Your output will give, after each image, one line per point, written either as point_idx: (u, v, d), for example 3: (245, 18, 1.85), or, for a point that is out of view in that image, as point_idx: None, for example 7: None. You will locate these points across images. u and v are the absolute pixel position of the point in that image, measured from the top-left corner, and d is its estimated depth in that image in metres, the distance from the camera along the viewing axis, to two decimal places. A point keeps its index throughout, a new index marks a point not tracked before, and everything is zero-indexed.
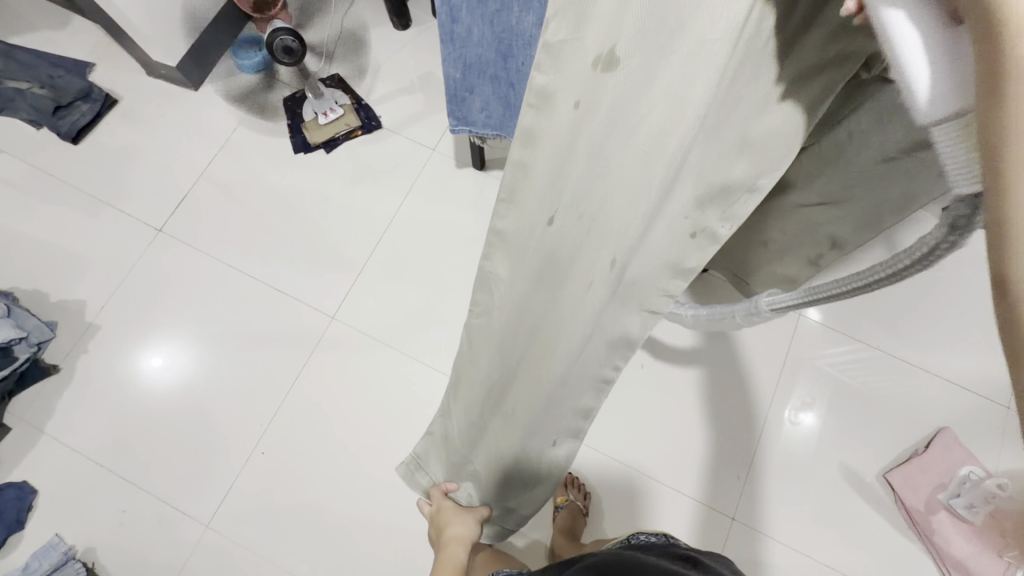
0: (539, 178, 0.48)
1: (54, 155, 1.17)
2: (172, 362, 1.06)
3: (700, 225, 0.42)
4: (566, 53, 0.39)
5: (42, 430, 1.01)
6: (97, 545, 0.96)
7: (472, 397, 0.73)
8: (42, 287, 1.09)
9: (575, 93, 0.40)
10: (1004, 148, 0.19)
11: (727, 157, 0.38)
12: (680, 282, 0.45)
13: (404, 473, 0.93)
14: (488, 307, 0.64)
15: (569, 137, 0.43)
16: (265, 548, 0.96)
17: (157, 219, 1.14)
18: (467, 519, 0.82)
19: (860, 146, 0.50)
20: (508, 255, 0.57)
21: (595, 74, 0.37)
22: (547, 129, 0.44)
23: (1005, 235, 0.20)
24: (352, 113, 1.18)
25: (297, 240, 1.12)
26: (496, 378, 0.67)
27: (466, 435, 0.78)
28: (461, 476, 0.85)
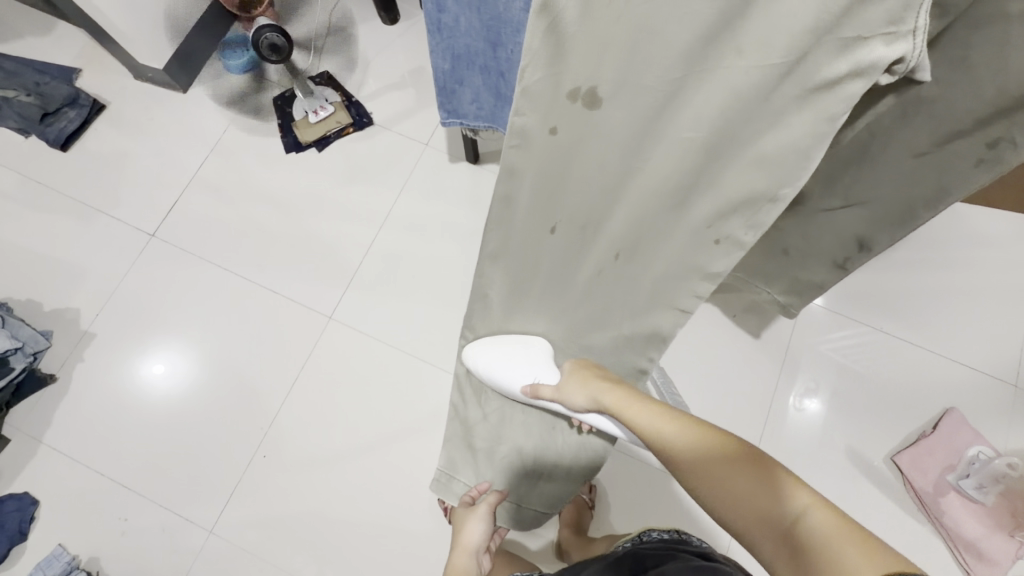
0: (523, 205, 0.60)
1: (43, 163, 1.16)
2: (173, 369, 1.05)
3: (723, 233, 0.55)
4: (548, 96, 0.49)
5: (42, 441, 1.00)
6: (100, 554, 0.95)
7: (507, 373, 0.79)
8: (35, 297, 1.08)
9: (550, 122, 0.51)
10: (684, 474, 0.47)
11: (747, 169, 0.49)
12: (705, 284, 0.60)
13: (437, 488, 0.87)
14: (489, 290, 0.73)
15: (554, 158, 0.54)
16: (270, 552, 0.95)
17: (149, 225, 1.12)
18: (475, 520, 0.76)
19: (888, 142, 0.51)
20: (501, 266, 0.68)
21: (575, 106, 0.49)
22: (525, 160, 0.54)
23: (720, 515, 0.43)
24: (343, 110, 1.16)
25: (291, 241, 1.11)
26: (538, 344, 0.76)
27: (497, 414, 0.82)
28: (486, 467, 0.84)
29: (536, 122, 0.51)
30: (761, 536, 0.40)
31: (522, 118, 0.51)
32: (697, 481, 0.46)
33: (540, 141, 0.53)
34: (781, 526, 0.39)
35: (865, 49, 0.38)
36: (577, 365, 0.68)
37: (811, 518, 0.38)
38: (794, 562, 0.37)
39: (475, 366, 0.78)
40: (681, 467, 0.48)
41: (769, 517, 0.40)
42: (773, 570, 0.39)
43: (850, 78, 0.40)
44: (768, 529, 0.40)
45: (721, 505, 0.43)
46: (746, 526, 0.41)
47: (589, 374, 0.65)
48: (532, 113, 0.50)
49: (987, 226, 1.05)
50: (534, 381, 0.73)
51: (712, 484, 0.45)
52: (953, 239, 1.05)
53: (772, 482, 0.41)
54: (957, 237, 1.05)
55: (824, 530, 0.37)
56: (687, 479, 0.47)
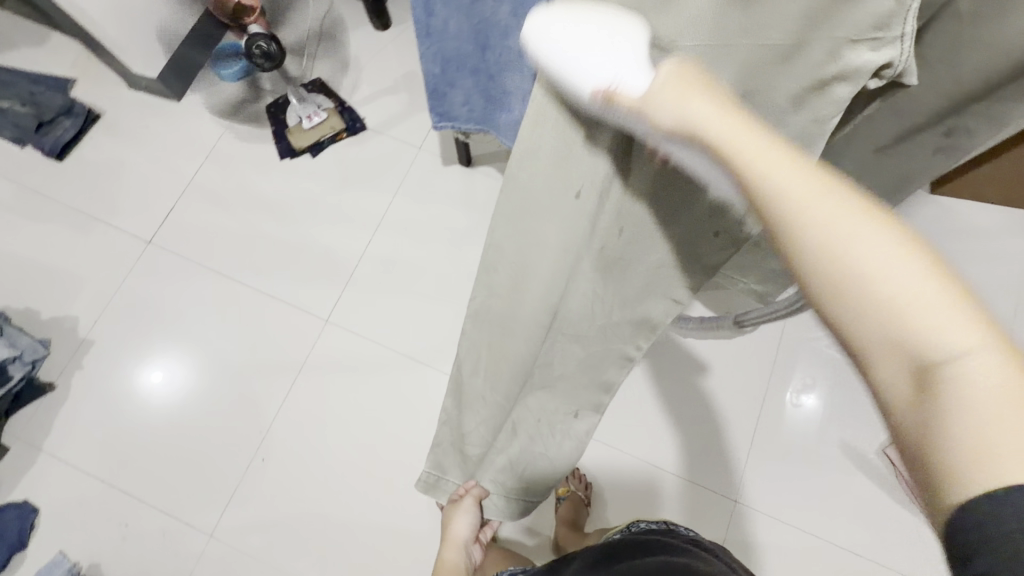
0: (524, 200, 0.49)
1: (39, 173, 1.16)
2: (172, 375, 1.05)
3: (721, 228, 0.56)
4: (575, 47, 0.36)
5: (41, 449, 1.01)
6: (101, 560, 0.96)
7: (494, 390, 0.71)
8: (33, 306, 1.09)
9: (567, 82, 0.39)
10: (792, 253, 0.30)
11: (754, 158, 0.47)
12: (698, 275, 0.61)
13: (425, 487, 0.88)
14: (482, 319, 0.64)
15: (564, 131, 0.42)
16: (271, 555, 0.96)
17: (145, 232, 1.13)
18: (460, 514, 0.82)
19: (854, 136, 0.54)
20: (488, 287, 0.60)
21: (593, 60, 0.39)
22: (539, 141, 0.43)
23: (831, 323, 0.29)
24: (336, 116, 1.17)
25: (286, 246, 1.12)
26: (530, 360, 0.66)
27: (486, 428, 0.76)
28: (478, 473, 0.83)
29: (562, 72, 0.37)
30: (891, 367, 0.27)
31: (550, 61, 0.37)
32: (832, 274, 0.29)
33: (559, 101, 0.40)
34: (928, 362, 0.26)
35: (851, 52, 0.39)
36: (680, 65, 0.35)
37: (997, 372, 0.25)
38: (930, 408, 0.25)
39: (535, 44, 0.38)
40: (793, 246, 0.30)
41: (920, 352, 0.26)
42: (879, 397, 0.28)
43: (836, 82, 0.42)
44: (906, 365, 0.26)
45: (840, 311, 0.29)
46: (873, 349, 0.28)
47: (696, 84, 0.34)
48: (555, 60, 0.36)
49: (974, 219, 1.06)
50: (612, 81, 0.35)
51: (857, 290, 0.28)
52: (941, 232, 1.06)
53: (942, 308, 0.26)
54: (944, 231, 1.06)
55: (989, 388, 0.24)
56: (795, 260, 0.30)
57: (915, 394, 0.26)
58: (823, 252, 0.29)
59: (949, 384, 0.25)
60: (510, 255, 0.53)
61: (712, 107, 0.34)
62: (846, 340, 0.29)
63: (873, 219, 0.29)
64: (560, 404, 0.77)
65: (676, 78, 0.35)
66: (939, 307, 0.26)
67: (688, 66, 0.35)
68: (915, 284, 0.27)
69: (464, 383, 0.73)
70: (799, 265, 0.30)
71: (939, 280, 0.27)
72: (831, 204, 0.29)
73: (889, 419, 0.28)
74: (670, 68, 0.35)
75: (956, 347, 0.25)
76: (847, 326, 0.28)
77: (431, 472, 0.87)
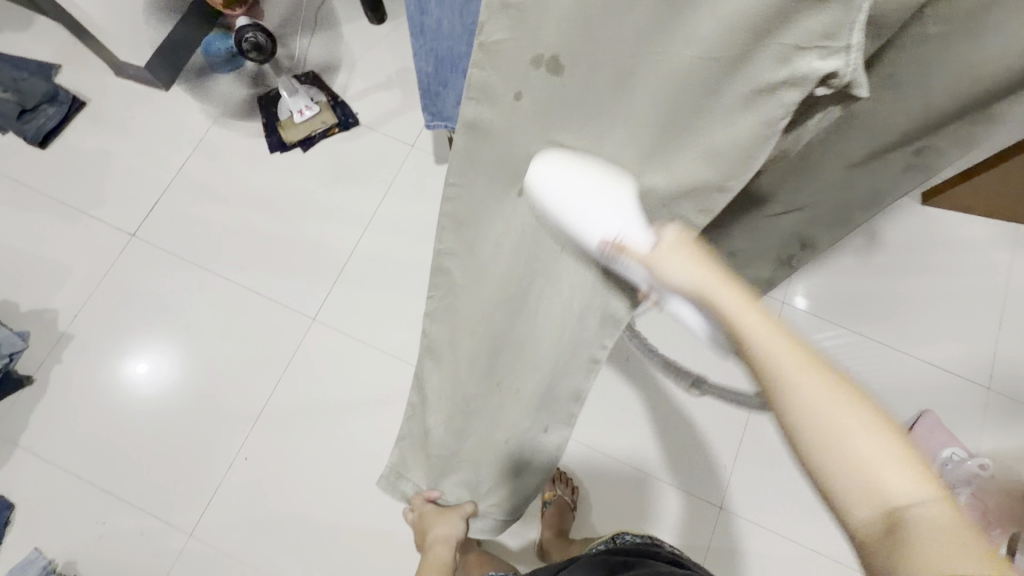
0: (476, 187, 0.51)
1: (20, 160, 1.14)
2: (157, 369, 1.04)
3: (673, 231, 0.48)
4: (507, 56, 0.41)
5: (17, 443, 0.99)
6: (78, 557, 0.94)
7: (458, 388, 0.70)
8: (12, 297, 1.06)
9: (514, 86, 0.43)
10: (774, 389, 0.35)
11: (695, 172, 0.43)
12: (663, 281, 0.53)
13: (385, 483, 0.87)
14: (450, 287, 0.61)
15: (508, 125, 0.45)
16: (252, 554, 0.95)
17: (130, 224, 1.11)
18: (451, 520, 0.82)
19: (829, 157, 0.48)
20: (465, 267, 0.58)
21: (532, 66, 0.41)
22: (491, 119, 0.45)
23: (801, 456, 0.34)
24: (328, 111, 1.15)
25: (275, 240, 1.10)
26: (488, 365, 0.67)
27: (453, 428, 0.74)
28: (444, 483, 0.81)
29: (502, 81, 0.43)
30: (861, 504, 0.31)
31: (484, 71, 0.42)
32: (808, 431, 0.34)
33: (505, 106, 0.44)
34: (886, 502, 0.31)
35: (801, 59, 0.33)
36: (679, 235, 0.44)
37: (940, 517, 0.29)
38: (892, 542, 0.30)
39: (535, 182, 0.46)
40: (776, 390, 0.35)
41: (878, 494, 0.31)
42: (851, 530, 0.32)
43: (787, 87, 0.35)
44: (874, 500, 0.31)
45: (817, 456, 0.33)
46: (837, 484, 0.32)
47: (700, 258, 0.43)
48: (495, 71, 0.42)
49: (963, 231, 1.07)
50: (616, 234, 0.45)
51: (814, 425, 0.33)
52: (929, 244, 1.07)
53: (890, 453, 0.32)
54: (934, 243, 1.07)
55: (942, 530, 0.29)
56: (778, 405, 0.35)
57: (880, 530, 0.31)
58: (792, 400, 0.34)
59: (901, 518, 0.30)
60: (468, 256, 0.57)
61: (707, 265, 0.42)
62: (821, 489, 0.33)
63: (850, 395, 0.34)
64: (522, 425, 0.74)
65: (675, 241, 0.44)
66: (891, 457, 0.32)
67: (686, 235, 0.45)
68: (873, 440, 0.32)
69: (425, 377, 0.72)
70: (774, 409, 0.36)
71: (893, 446, 0.32)
72: (797, 362, 0.35)
73: (856, 545, 0.32)
74: (671, 235, 0.44)
75: (906, 495, 0.31)
76: (823, 470, 0.33)
77: (391, 467, 0.86)
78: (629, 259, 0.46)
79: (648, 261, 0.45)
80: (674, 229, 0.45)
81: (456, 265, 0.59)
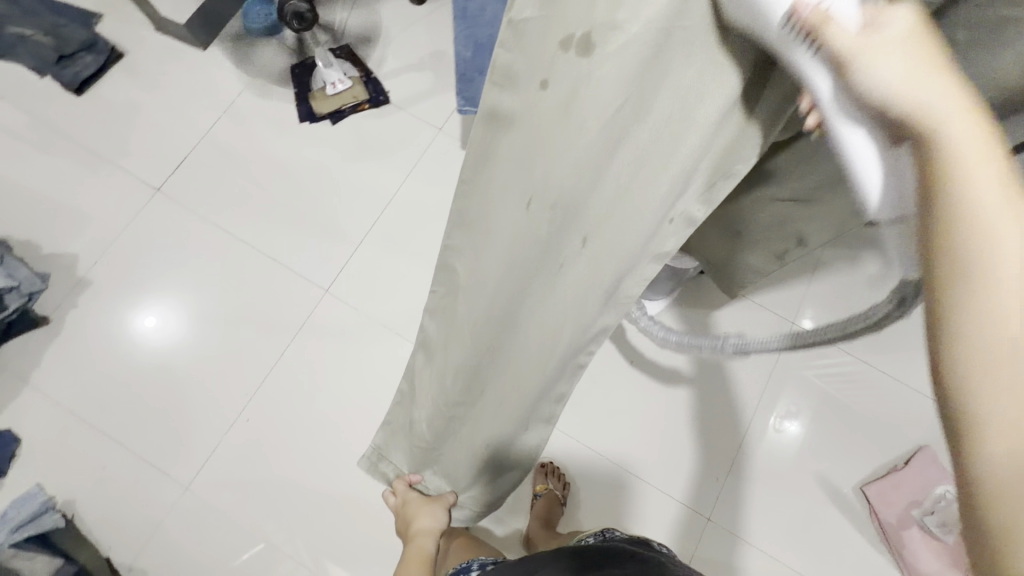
0: (487, 194, 0.44)
1: (55, 104, 1.15)
2: (163, 323, 1.05)
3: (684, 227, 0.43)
4: (530, 37, 0.33)
5: (27, 381, 1.01)
6: (76, 498, 0.96)
7: (440, 392, 0.68)
8: (36, 238, 1.08)
9: (539, 73, 0.34)
10: (934, 273, 0.24)
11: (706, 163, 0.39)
12: None
13: (367, 466, 0.93)
14: (453, 286, 0.56)
15: (530, 128, 0.37)
16: (243, 513, 0.97)
17: (155, 178, 1.12)
18: (433, 510, 0.81)
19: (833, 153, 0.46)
20: (463, 273, 0.53)
21: (563, 52, 0.32)
22: (512, 113, 0.37)
23: (936, 373, 0.25)
24: (360, 86, 1.16)
25: (294, 209, 1.11)
26: (468, 381, 0.64)
27: (436, 427, 0.73)
28: (425, 469, 0.83)
29: (526, 69, 0.35)
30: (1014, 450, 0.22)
31: (510, 53, 0.34)
32: (990, 345, 0.23)
33: (528, 98, 0.36)
34: None
35: None
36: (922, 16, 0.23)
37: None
38: None
39: None
40: (961, 279, 0.23)
41: None
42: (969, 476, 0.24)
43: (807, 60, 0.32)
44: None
45: (974, 372, 0.23)
46: (1000, 422, 0.23)
47: (938, 61, 0.23)
48: (521, 56, 0.34)
49: None
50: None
51: (995, 338, 0.23)
52: None
53: None
54: None
55: None
56: (938, 295, 0.24)
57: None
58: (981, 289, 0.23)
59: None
60: (469, 264, 0.52)
61: (946, 72, 0.23)
62: (954, 419, 0.24)
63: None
64: (503, 430, 0.72)
65: (909, 29, 0.22)
66: None
67: (925, 19, 0.23)
68: None
69: (416, 372, 0.72)
70: (938, 305, 0.24)
71: None
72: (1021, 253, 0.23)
73: (963, 491, 0.24)
74: (909, 14, 0.22)
75: None
76: (982, 395, 0.23)
77: (374, 449, 0.90)
78: (819, 49, 0.23)
79: (851, 58, 0.23)
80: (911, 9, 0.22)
81: (462, 263, 0.53)
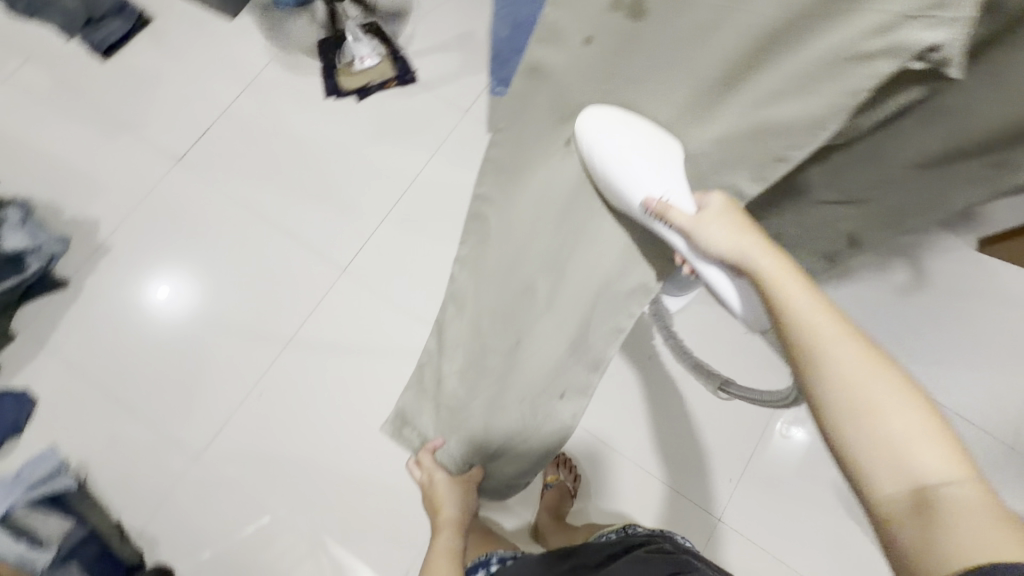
0: (537, 132, 0.55)
1: (82, 68, 1.15)
2: (176, 294, 1.05)
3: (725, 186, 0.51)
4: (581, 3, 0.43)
5: (44, 343, 1.02)
6: (89, 461, 0.97)
7: (472, 339, 0.75)
8: (58, 202, 1.08)
9: (585, 31, 0.45)
10: (801, 354, 0.39)
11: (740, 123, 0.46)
12: None
13: (391, 429, 0.92)
14: (482, 236, 0.68)
15: (577, 73, 0.48)
16: (252, 486, 0.97)
17: (178, 147, 1.12)
18: (452, 493, 0.82)
19: (892, 154, 0.48)
20: (500, 211, 0.64)
21: (606, 13, 0.43)
22: (558, 64, 0.48)
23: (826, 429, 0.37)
24: (388, 63, 1.15)
25: (316, 185, 1.10)
26: (499, 329, 0.71)
27: (463, 383, 0.78)
28: (450, 433, 0.82)
29: (576, 26, 0.45)
30: (888, 474, 0.34)
31: (561, 16, 0.45)
32: (852, 405, 0.36)
33: (575, 51, 0.47)
34: (920, 477, 0.33)
35: (900, 29, 0.34)
36: (726, 202, 0.48)
37: (968, 499, 0.32)
38: (924, 517, 0.32)
39: (587, 143, 0.50)
40: (814, 360, 0.38)
41: (913, 469, 0.34)
42: (879, 505, 0.34)
43: (881, 58, 0.35)
44: (903, 477, 0.34)
45: (851, 425, 0.36)
46: (870, 456, 0.35)
47: (745, 225, 0.47)
48: (570, 15, 0.45)
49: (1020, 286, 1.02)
50: (662, 197, 0.48)
51: (850, 399, 0.36)
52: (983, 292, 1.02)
53: (927, 433, 0.34)
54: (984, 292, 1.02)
55: (972, 506, 0.31)
56: (807, 373, 0.39)
57: (909, 500, 0.33)
58: (823, 366, 0.38)
59: (931, 497, 0.32)
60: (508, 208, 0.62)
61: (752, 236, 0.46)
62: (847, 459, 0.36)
63: (889, 378, 0.36)
64: (530, 393, 0.73)
65: (722, 208, 0.47)
66: (926, 438, 0.34)
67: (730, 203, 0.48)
68: (906, 421, 0.35)
69: (448, 326, 0.78)
70: (807, 378, 0.39)
71: (926, 421, 0.35)
72: (841, 342, 0.38)
73: (880, 519, 0.34)
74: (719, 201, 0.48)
75: (937, 473, 0.33)
76: (855, 438, 0.36)
77: (397, 414, 0.90)
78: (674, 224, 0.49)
79: (693, 232, 0.48)
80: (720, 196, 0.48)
81: (493, 212, 0.65)
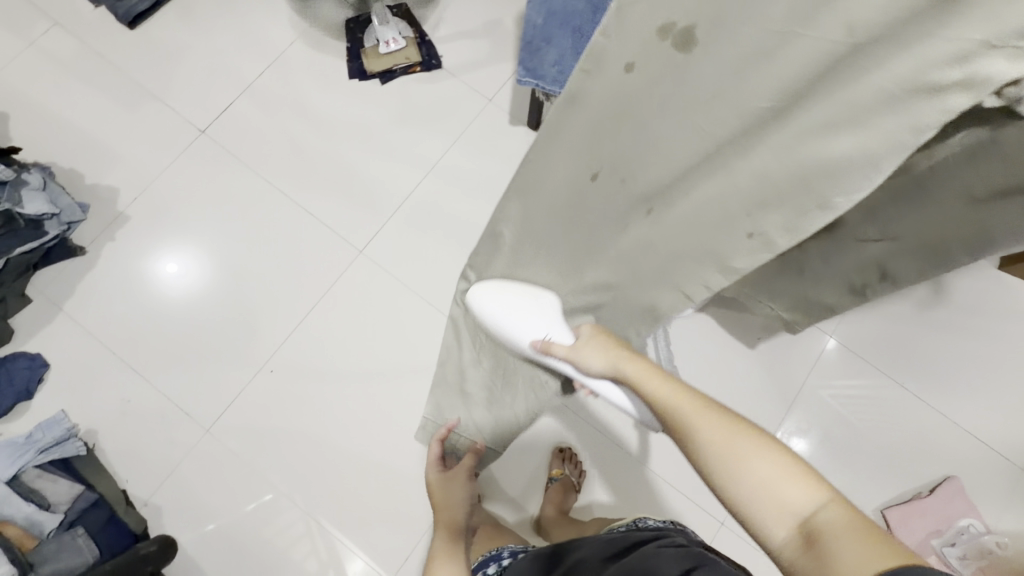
0: (565, 146, 0.55)
1: (108, 36, 1.15)
2: (188, 269, 1.05)
3: (758, 229, 0.46)
4: (631, 25, 0.43)
5: (61, 308, 1.02)
6: (99, 429, 0.98)
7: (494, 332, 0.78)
8: (78, 168, 1.08)
9: (629, 55, 0.45)
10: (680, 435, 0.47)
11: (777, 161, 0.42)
12: (720, 278, 0.52)
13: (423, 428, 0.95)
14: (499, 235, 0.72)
15: (615, 93, 0.48)
16: (258, 462, 0.98)
17: (201, 121, 1.12)
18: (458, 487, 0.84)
19: (942, 181, 0.46)
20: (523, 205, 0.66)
21: (659, 39, 0.42)
22: (594, 86, 0.48)
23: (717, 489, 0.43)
24: (414, 47, 1.13)
25: (336, 167, 1.10)
26: None
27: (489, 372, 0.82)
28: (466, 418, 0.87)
29: (618, 48, 0.45)
30: (774, 521, 0.39)
31: (606, 38, 0.45)
32: (729, 466, 0.42)
33: (614, 75, 0.47)
34: (795, 515, 0.38)
35: (982, 61, 0.30)
36: (594, 329, 0.63)
37: (839, 520, 0.36)
38: (810, 556, 0.36)
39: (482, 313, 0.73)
40: (688, 436, 0.45)
41: (788, 511, 0.38)
42: (779, 552, 0.38)
43: (954, 91, 0.32)
44: (787, 519, 0.38)
45: (729, 486, 0.41)
46: (754, 505, 0.40)
47: (610, 345, 0.60)
48: (616, 38, 0.44)
49: None
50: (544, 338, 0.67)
51: (723, 460, 0.42)
52: (1003, 314, 1.01)
53: (792, 477, 0.39)
54: (1004, 314, 1.01)
55: (843, 526, 0.36)
56: (688, 447, 0.45)
57: (799, 542, 0.37)
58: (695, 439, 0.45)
59: (810, 530, 0.37)
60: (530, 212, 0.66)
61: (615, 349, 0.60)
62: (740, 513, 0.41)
63: (741, 428, 0.43)
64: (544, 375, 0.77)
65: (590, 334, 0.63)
66: (795, 481, 0.39)
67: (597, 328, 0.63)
68: (773, 467, 0.40)
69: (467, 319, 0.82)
70: (690, 452, 0.45)
71: (791, 465, 0.40)
72: (703, 416, 0.45)
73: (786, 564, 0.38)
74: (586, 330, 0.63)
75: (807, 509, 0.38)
76: (736, 495, 0.41)
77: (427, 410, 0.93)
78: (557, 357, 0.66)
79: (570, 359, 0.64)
80: (588, 325, 0.64)
81: (507, 229, 0.70)
